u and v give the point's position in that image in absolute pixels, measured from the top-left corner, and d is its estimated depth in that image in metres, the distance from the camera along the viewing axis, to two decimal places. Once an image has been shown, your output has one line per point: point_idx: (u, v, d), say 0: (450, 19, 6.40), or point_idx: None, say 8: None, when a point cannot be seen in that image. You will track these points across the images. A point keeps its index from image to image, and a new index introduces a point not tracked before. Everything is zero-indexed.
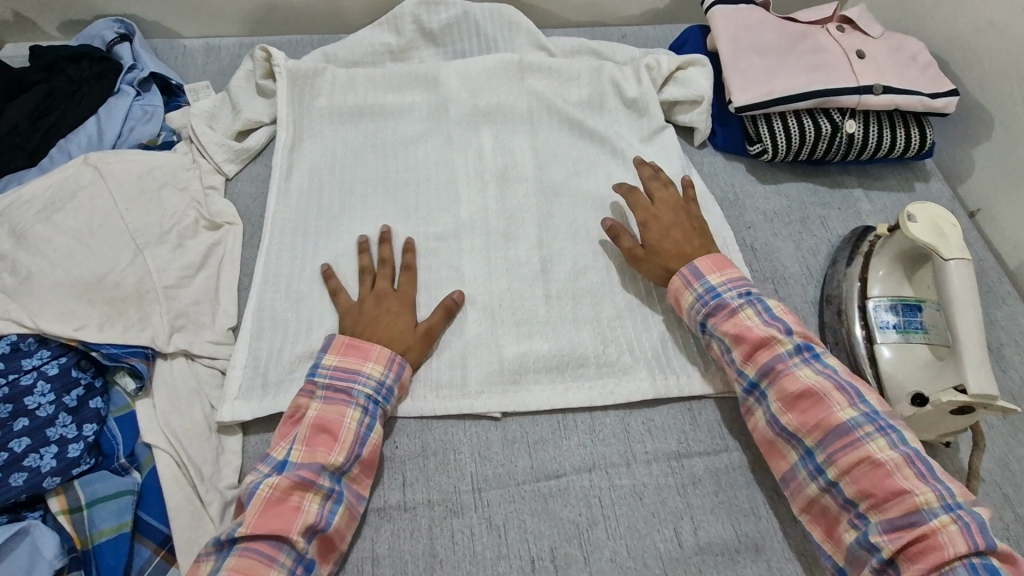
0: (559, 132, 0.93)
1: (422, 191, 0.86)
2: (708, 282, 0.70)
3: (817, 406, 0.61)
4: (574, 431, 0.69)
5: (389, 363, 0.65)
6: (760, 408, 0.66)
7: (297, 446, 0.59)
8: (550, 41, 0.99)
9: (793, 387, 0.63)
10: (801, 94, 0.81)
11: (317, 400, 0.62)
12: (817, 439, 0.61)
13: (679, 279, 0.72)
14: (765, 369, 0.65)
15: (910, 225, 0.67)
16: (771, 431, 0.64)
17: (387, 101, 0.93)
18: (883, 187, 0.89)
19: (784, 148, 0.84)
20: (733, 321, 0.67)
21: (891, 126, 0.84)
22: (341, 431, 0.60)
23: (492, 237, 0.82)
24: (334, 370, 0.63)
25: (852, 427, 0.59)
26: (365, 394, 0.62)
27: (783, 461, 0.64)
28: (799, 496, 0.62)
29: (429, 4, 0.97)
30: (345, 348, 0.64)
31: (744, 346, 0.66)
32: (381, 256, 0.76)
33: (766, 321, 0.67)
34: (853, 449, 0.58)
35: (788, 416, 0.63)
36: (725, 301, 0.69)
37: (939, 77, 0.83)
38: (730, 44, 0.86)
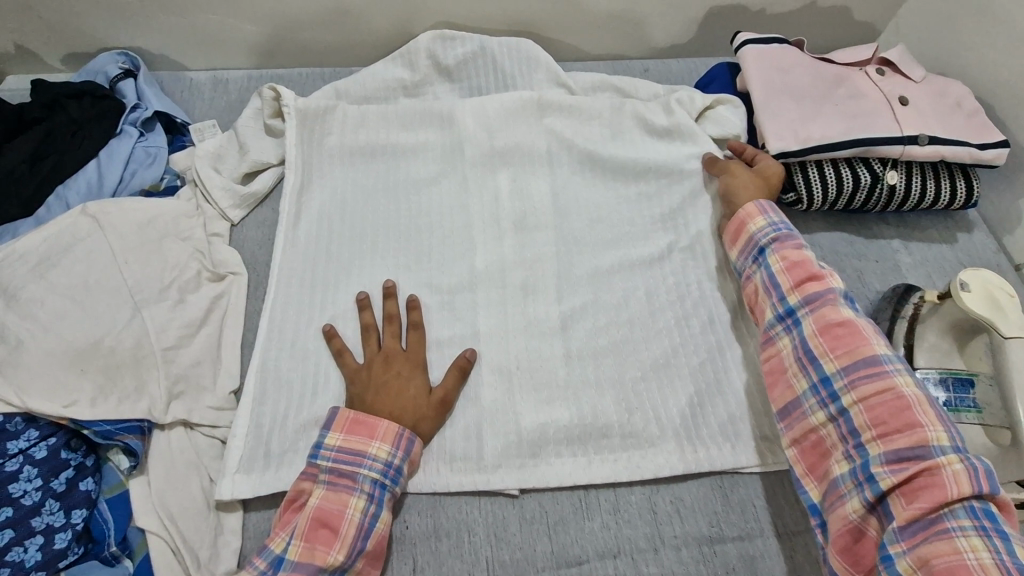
0: (580, 175, 0.88)
1: (436, 239, 0.82)
2: (778, 215, 0.72)
3: (853, 335, 0.62)
4: (597, 511, 0.64)
5: (397, 441, 0.60)
6: (786, 335, 0.66)
7: (297, 542, 0.55)
8: (569, 77, 0.95)
9: (832, 317, 0.63)
10: (842, 142, 0.76)
11: (320, 486, 0.58)
12: (843, 364, 0.61)
13: (753, 206, 0.73)
14: (809, 296, 0.65)
15: (964, 295, 0.63)
16: (793, 358, 0.65)
17: (400, 140, 0.89)
18: (924, 237, 0.84)
19: (820, 198, 0.79)
20: (790, 252, 0.68)
21: (934, 176, 0.79)
22: (342, 525, 0.56)
23: (510, 290, 0.77)
24: (338, 452, 0.59)
25: (883, 359, 0.60)
26: (371, 478, 0.58)
27: (795, 390, 0.64)
28: (804, 424, 0.63)
29: (444, 38, 0.93)
30: (349, 425, 0.60)
31: (792, 274, 0.67)
32: (392, 306, 0.71)
33: (819, 263, 0.68)
34: (877, 381, 0.59)
35: (819, 340, 0.63)
36: (790, 236, 0.70)
37: (987, 126, 0.78)
38: (764, 86, 0.80)
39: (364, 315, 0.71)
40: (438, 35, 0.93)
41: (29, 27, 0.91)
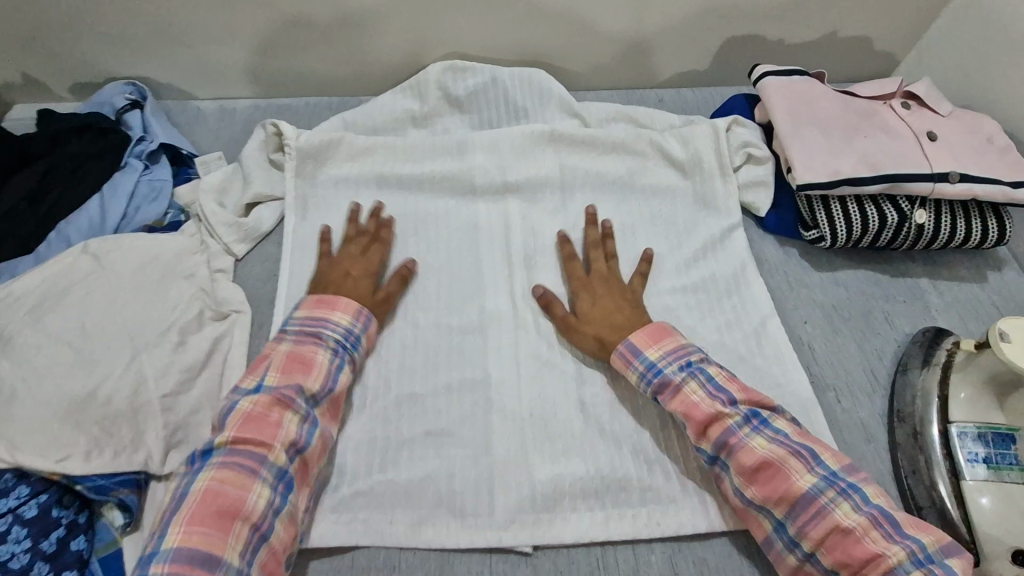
0: (593, 210, 0.86)
1: (445, 278, 0.79)
2: (645, 357, 0.67)
3: (776, 476, 0.58)
4: (615, 570, 0.61)
5: (356, 314, 0.69)
6: (721, 476, 0.62)
7: (175, 531, 0.52)
8: (582, 109, 0.93)
9: (749, 461, 0.59)
10: (869, 178, 0.73)
11: (252, 395, 0.61)
12: (786, 511, 0.57)
13: (618, 356, 0.68)
14: (718, 442, 0.61)
15: (1003, 347, 0.59)
16: (740, 504, 0.61)
17: (409, 175, 0.87)
18: (953, 277, 0.80)
19: (844, 235, 0.76)
20: (678, 397, 0.64)
21: (965, 216, 0.76)
22: (313, 364, 0.63)
23: (522, 332, 0.75)
24: (271, 376, 0.62)
25: (814, 493, 0.57)
26: (335, 338, 0.66)
27: (759, 529, 0.60)
28: (780, 566, 0.59)
29: (455, 70, 0.92)
30: (315, 303, 0.68)
31: (693, 423, 0.62)
32: (350, 229, 0.79)
33: (712, 393, 0.63)
34: (822, 522, 0.56)
35: (751, 490, 0.59)
36: (668, 377, 0.65)
37: (1021, 163, 0.74)
38: (787, 118, 0.78)
39: (326, 245, 0.77)
40: (449, 67, 0.91)
41: (36, 58, 0.90)
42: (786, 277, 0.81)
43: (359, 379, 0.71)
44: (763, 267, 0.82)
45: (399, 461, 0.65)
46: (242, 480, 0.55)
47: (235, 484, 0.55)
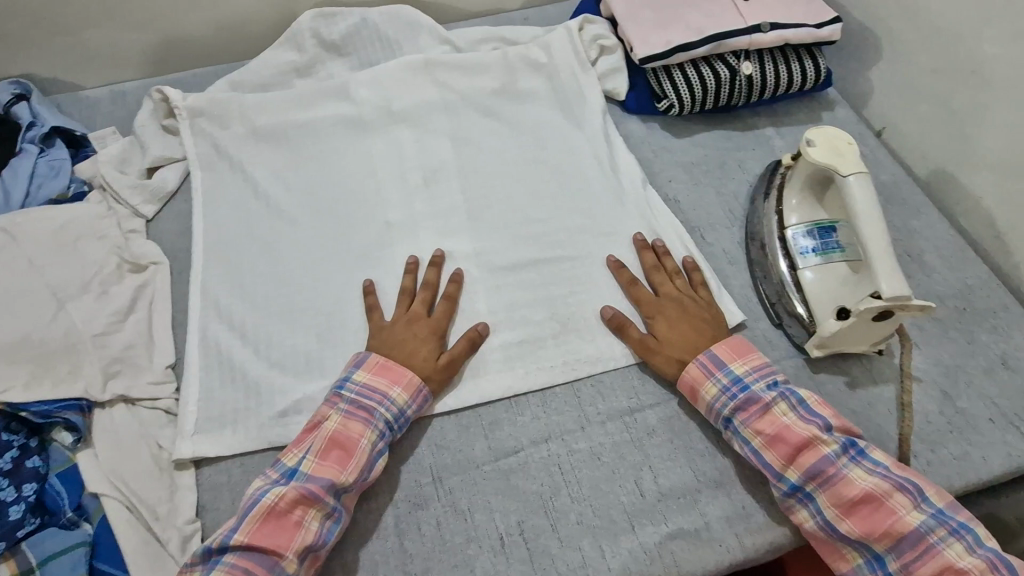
0: (475, 120, 0.93)
1: (347, 203, 0.86)
2: (728, 370, 0.67)
3: (878, 512, 0.59)
4: (527, 407, 0.70)
5: (414, 394, 0.66)
6: (804, 508, 0.62)
7: (269, 496, 0.58)
8: (453, 35, 1.00)
9: (848, 494, 0.60)
10: (698, 40, 0.83)
11: (339, 412, 0.64)
12: (888, 546, 0.58)
13: (696, 366, 0.68)
14: (810, 472, 0.61)
15: (810, 150, 0.70)
16: (828, 537, 0.61)
17: (300, 120, 0.93)
18: (792, 121, 0.92)
19: (689, 99, 0.87)
20: (764, 418, 0.64)
21: (787, 62, 0.87)
22: (355, 451, 0.62)
23: (424, 235, 0.83)
24: (362, 386, 0.65)
25: (922, 532, 0.58)
26: (386, 419, 0.64)
27: (847, 559, 0.61)
28: None
29: (325, 16, 0.98)
30: (377, 367, 0.66)
31: (782, 447, 0.62)
32: (408, 281, 0.76)
33: (802, 418, 0.63)
34: (933, 560, 0.57)
35: (848, 523, 0.59)
36: (756, 395, 0.65)
37: (821, 8, 0.86)
38: (623, 6, 0.88)
39: (370, 299, 0.76)
40: (319, 14, 0.97)
41: None
42: (651, 149, 0.91)
43: (281, 298, 0.78)
44: (630, 143, 0.91)
45: (332, 358, 0.73)
46: (295, 518, 0.58)
47: (286, 525, 0.57)
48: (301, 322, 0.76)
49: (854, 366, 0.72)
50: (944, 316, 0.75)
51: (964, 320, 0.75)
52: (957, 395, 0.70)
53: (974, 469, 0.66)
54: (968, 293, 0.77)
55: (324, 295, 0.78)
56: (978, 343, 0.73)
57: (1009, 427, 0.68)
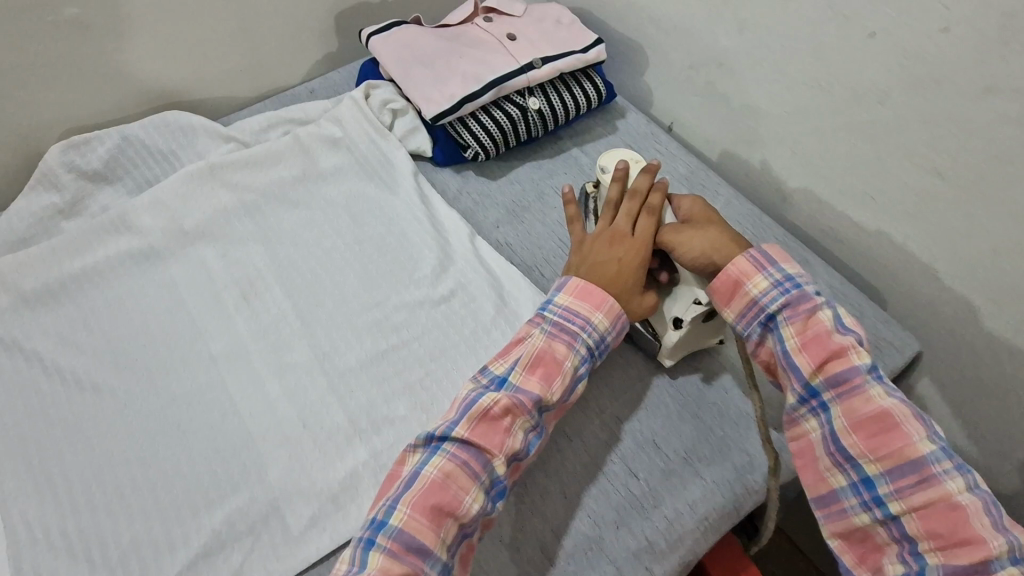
0: (283, 216, 0.88)
1: (161, 350, 0.77)
2: (781, 268, 0.63)
3: (892, 432, 0.57)
4: None
5: (615, 320, 0.66)
6: (813, 417, 0.61)
7: (403, 510, 0.56)
8: (234, 129, 0.93)
9: (863, 408, 0.58)
10: (479, 89, 0.84)
11: (544, 331, 0.65)
12: (887, 466, 0.57)
13: (747, 258, 0.64)
14: (836, 379, 0.59)
15: (604, 177, 0.77)
16: (826, 449, 0.60)
17: (80, 270, 0.81)
18: (592, 136, 0.96)
19: (491, 142, 0.87)
20: (808, 321, 0.61)
21: (569, 88, 0.90)
22: (560, 371, 0.64)
23: (257, 359, 0.76)
24: (565, 308, 0.66)
25: (929, 460, 0.56)
26: (587, 345, 0.65)
27: (835, 477, 0.60)
28: (844, 520, 0.59)
29: (75, 145, 0.86)
30: (580, 290, 0.66)
31: (814, 351, 0.60)
32: (574, 210, 0.74)
33: (842, 329, 0.61)
34: (930, 488, 0.55)
35: (854, 437, 0.58)
36: (802, 300, 0.62)
37: (584, 31, 0.90)
38: (399, 69, 0.87)
39: (571, 209, 0.75)
40: (67, 145, 0.85)
41: None
42: (470, 198, 0.90)
43: (109, 486, 0.68)
44: (448, 197, 0.90)
45: (186, 536, 0.65)
46: (416, 557, 0.54)
47: (411, 565, 0.54)
48: (139, 510, 0.67)
49: (702, 360, 0.77)
50: None
51: None
52: None
53: None
54: None
55: (158, 467, 0.69)
56: None
57: None
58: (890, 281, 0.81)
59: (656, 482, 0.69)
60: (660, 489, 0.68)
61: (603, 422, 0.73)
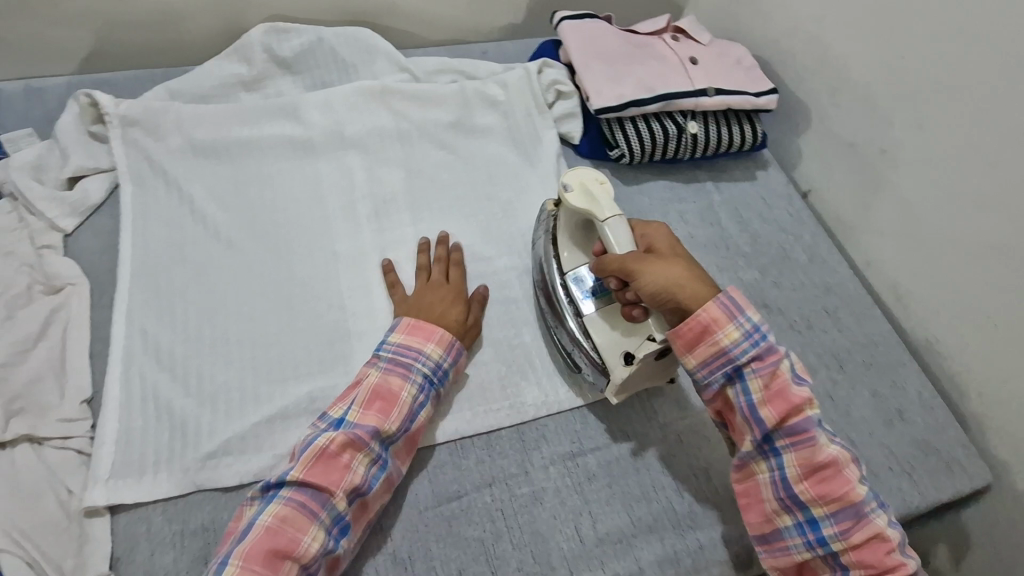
0: (429, 152, 0.93)
1: (293, 230, 0.83)
2: (750, 316, 0.62)
3: (838, 478, 0.60)
4: (472, 449, 0.70)
5: (447, 348, 0.69)
6: (765, 464, 0.63)
7: (236, 561, 0.53)
8: (411, 62, 0.99)
9: (816, 458, 0.60)
10: (648, 98, 0.88)
11: (379, 369, 0.66)
12: (833, 511, 0.60)
13: (720, 306, 0.62)
14: (793, 431, 0.61)
15: (566, 196, 0.72)
16: (776, 494, 0.62)
17: (245, 138, 0.88)
18: (729, 177, 0.99)
19: (639, 150, 0.91)
20: (773, 376, 0.61)
21: (728, 124, 0.94)
22: (397, 402, 0.64)
23: (371, 268, 0.82)
24: (398, 346, 0.68)
25: (864, 501, 0.60)
26: (423, 373, 0.67)
27: (781, 519, 0.62)
28: (787, 558, 0.62)
29: (278, 31, 0.94)
30: (410, 327, 0.69)
31: (777, 406, 0.60)
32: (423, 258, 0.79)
33: (798, 381, 0.62)
34: (864, 527, 0.59)
35: (805, 485, 0.60)
36: (767, 348, 0.61)
37: (760, 78, 0.95)
38: (581, 55, 0.91)
39: (389, 276, 0.79)
40: (271, 28, 0.93)
41: None
42: None
43: (218, 328, 0.74)
44: None
45: (270, 395, 0.70)
46: None
47: None
48: (237, 355, 0.72)
49: None
50: (852, 370, 0.83)
51: (868, 374, 0.83)
52: (863, 443, 0.78)
53: None
54: (873, 349, 0.85)
55: (263, 326, 0.75)
56: (881, 395, 0.82)
57: (903, 475, 0.77)
58: (979, 409, 0.81)
59: (697, 509, 0.71)
60: (698, 516, 0.70)
61: (664, 436, 0.75)
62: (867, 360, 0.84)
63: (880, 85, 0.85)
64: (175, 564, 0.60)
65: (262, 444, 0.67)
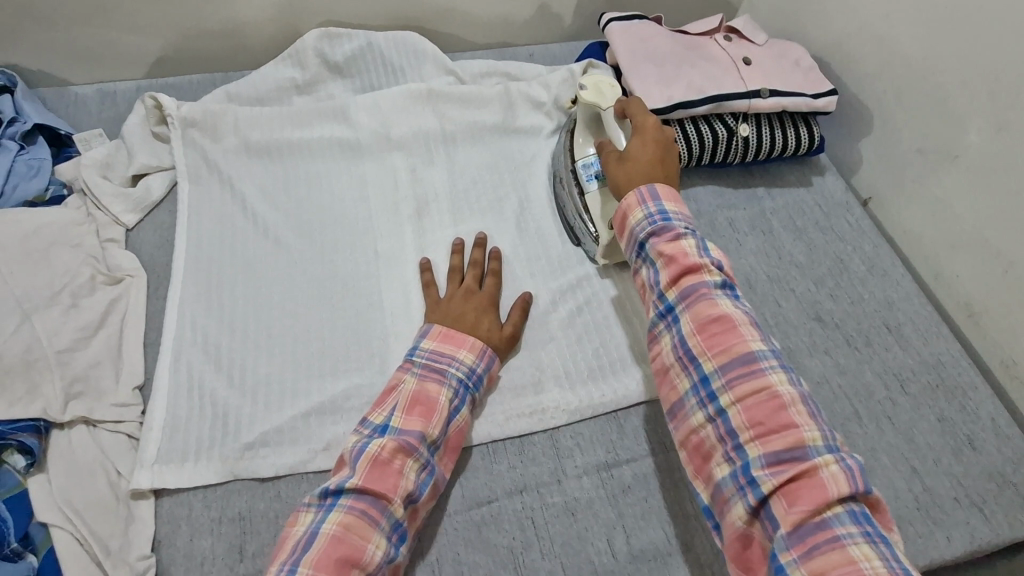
0: (473, 154, 0.93)
1: (339, 229, 0.85)
2: (661, 203, 0.66)
3: (727, 333, 0.59)
4: (503, 455, 0.69)
5: (481, 354, 0.69)
6: (668, 332, 0.63)
7: (306, 569, 0.52)
8: (458, 66, 1.00)
9: (709, 313, 0.60)
10: (698, 100, 0.86)
11: (413, 375, 0.66)
12: (719, 364, 0.59)
13: (633, 196, 0.68)
14: (685, 292, 0.62)
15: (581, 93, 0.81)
16: (673, 357, 0.62)
17: (296, 138, 0.90)
18: (783, 183, 0.94)
19: (687, 154, 0.88)
20: (670, 243, 0.64)
21: (782, 128, 0.90)
22: (436, 408, 0.64)
23: (409, 267, 0.82)
24: (431, 352, 0.68)
25: (758, 357, 0.58)
26: (458, 377, 0.67)
27: (677, 388, 0.62)
28: (685, 427, 0.61)
29: (331, 36, 0.96)
30: (442, 334, 0.69)
31: (673, 266, 0.63)
32: (457, 260, 0.79)
33: (703, 251, 0.64)
34: (754, 381, 0.57)
35: (697, 339, 0.60)
36: (672, 224, 0.65)
37: (819, 79, 0.90)
38: (628, 56, 0.89)
39: (427, 275, 0.79)
40: (324, 34, 0.96)
41: None
42: None
43: (263, 323, 0.76)
44: None
45: (308, 390, 0.71)
46: None
47: None
48: (279, 349, 0.74)
49: None
50: (916, 391, 0.77)
51: (935, 397, 0.77)
52: (927, 472, 0.72)
53: (938, 550, 0.67)
54: (940, 369, 0.79)
55: (305, 321, 0.76)
56: (948, 421, 0.75)
57: (973, 510, 0.70)
58: None
59: None
60: None
61: None
62: (932, 381, 0.78)
63: (955, 86, 0.79)
64: (211, 550, 0.62)
65: (298, 437, 0.68)
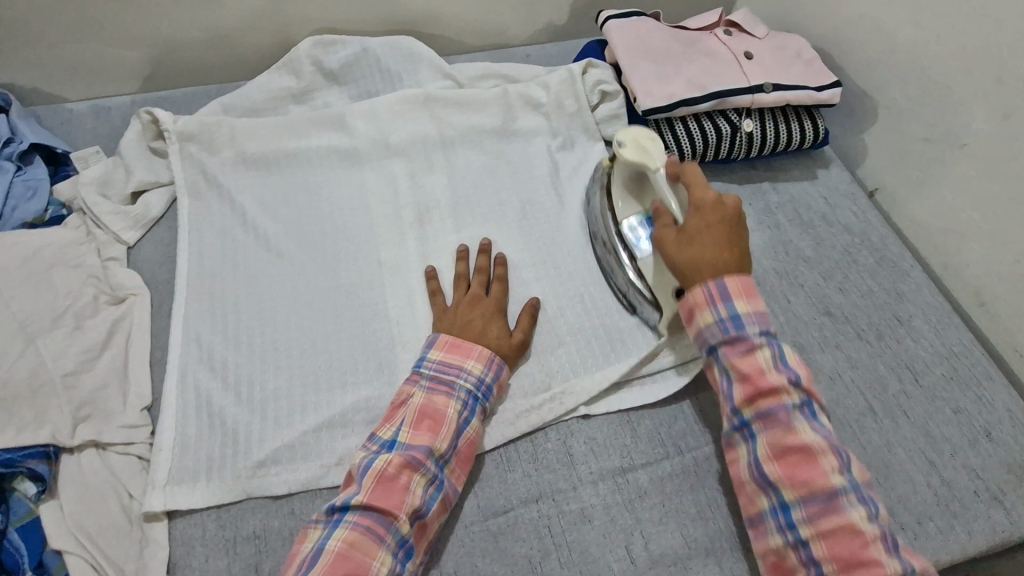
0: (474, 159, 0.92)
1: (342, 238, 0.84)
2: (731, 305, 0.63)
3: (809, 464, 0.57)
4: (517, 463, 0.69)
5: (488, 363, 0.68)
6: (745, 444, 0.61)
7: None
8: (454, 69, 0.99)
9: (788, 443, 0.58)
10: (700, 97, 0.85)
11: (421, 388, 0.65)
12: (800, 496, 0.56)
13: (702, 291, 0.65)
14: (762, 413, 0.60)
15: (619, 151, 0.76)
16: (749, 475, 0.60)
17: (295, 147, 0.90)
18: (788, 177, 0.93)
19: (690, 151, 0.87)
20: (747, 359, 0.62)
21: (785, 121, 0.89)
22: (444, 421, 0.63)
23: (414, 275, 0.81)
24: (438, 364, 0.67)
25: (840, 491, 0.56)
26: (467, 388, 0.66)
27: (754, 505, 0.60)
28: (763, 542, 0.59)
29: (325, 44, 0.95)
30: (449, 345, 0.68)
31: (747, 385, 0.61)
32: (463, 267, 0.79)
33: (780, 368, 0.61)
34: (837, 516, 0.55)
35: (775, 466, 0.58)
36: (745, 335, 0.62)
37: (821, 71, 0.89)
38: (628, 54, 0.88)
39: (432, 284, 0.78)
40: (319, 41, 0.95)
41: None
42: None
43: (269, 337, 0.75)
44: None
45: (318, 403, 0.71)
46: None
47: None
48: (286, 364, 0.73)
49: (843, 432, 0.72)
50: (930, 383, 0.77)
51: (949, 388, 0.76)
52: (944, 465, 0.71)
53: (959, 544, 0.67)
54: (954, 360, 0.78)
55: (311, 334, 0.76)
56: (964, 412, 0.75)
57: (992, 501, 0.69)
58: None
59: None
60: None
61: (720, 452, 0.71)
62: (946, 372, 0.77)
63: (959, 73, 0.79)
64: (227, 571, 0.61)
65: (309, 452, 0.67)
